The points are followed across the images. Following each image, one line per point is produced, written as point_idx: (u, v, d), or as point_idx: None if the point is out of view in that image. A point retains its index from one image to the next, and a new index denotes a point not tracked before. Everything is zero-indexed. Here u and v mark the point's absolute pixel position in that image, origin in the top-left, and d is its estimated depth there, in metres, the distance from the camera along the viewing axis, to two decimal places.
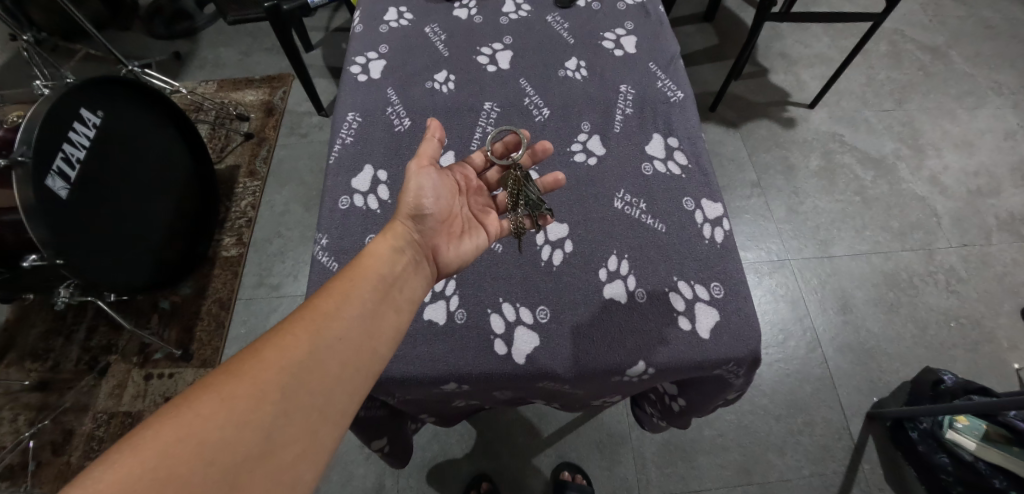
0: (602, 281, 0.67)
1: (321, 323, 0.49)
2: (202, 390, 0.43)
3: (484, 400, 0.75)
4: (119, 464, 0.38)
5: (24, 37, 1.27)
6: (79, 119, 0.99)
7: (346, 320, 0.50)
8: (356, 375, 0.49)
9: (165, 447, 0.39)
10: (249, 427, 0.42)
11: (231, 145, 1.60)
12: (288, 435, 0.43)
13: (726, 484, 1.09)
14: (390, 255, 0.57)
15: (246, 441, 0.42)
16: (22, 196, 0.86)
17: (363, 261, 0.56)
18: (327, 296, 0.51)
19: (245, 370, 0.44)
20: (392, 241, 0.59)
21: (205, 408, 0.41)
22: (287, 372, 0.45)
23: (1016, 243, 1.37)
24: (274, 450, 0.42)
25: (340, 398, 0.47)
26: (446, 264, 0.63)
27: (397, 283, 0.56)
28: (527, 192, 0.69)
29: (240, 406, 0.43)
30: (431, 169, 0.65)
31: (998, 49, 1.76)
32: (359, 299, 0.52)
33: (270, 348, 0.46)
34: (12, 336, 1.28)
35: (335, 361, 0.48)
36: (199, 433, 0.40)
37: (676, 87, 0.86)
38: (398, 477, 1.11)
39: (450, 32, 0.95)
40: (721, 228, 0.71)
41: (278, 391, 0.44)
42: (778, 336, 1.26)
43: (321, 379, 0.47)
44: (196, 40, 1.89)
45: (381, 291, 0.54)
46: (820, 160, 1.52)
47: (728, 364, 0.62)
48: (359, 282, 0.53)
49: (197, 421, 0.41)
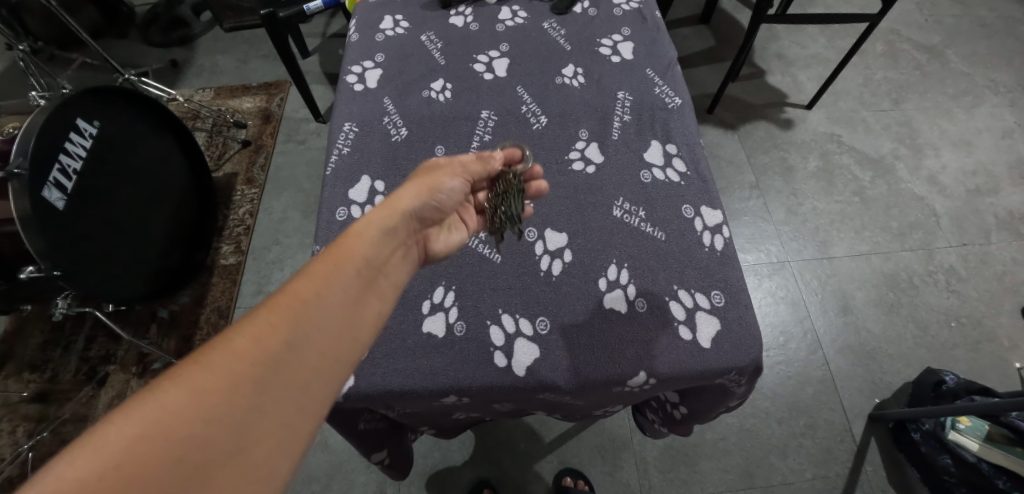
0: (602, 290, 0.67)
1: (299, 310, 0.42)
2: (167, 381, 0.35)
3: (484, 412, 0.74)
4: (68, 464, 0.29)
5: (21, 47, 1.26)
6: (74, 129, 0.98)
7: (326, 307, 0.43)
8: (335, 365, 0.42)
9: (125, 444, 0.31)
10: (221, 422, 0.34)
11: (228, 153, 1.60)
12: (263, 429, 0.36)
13: (730, 488, 1.08)
14: (379, 238, 0.51)
15: (217, 437, 0.34)
16: (20, 208, 0.84)
17: (348, 242, 0.49)
18: (305, 280, 0.44)
19: (213, 360, 0.36)
20: (386, 222, 0.52)
21: (170, 401, 0.33)
22: (262, 363, 0.38)
23: (1016, 242, 1.37)
24: (246, 447, 0.34)
25: (318, 390, 0.40)
26: (434, 250, 0.59)
27: (383, 269, 0.49)
28: (510, 203, 0.64)
29: (210, 399, 0.35)
30: (464, 180, 0.62)
31: (994, 47, 1.76)
32: (342, 285, 0.45)
33: (242, 335, 0.39)
34: (11, 346, 1.28)
35: (313, 351, 0.41)
36: (164, 429, 0.32)
37: (674, 93, 0.86)
38: (399, 486, 1.10)
39: (446, 40, 0.95)
40: (721, 236, 0.71)
41: (251, 384, 0.37)
42: (779, 339, 1.25)
43: (298, 368, 0.39)
44: (193, 47, 1.89)
45: (367, 277, 0.47)
46: (818, 161, 1.52)
47: (730, 373, 0.61)
48: (343, 267, 0.46)
49: (163, 417, 0.33)
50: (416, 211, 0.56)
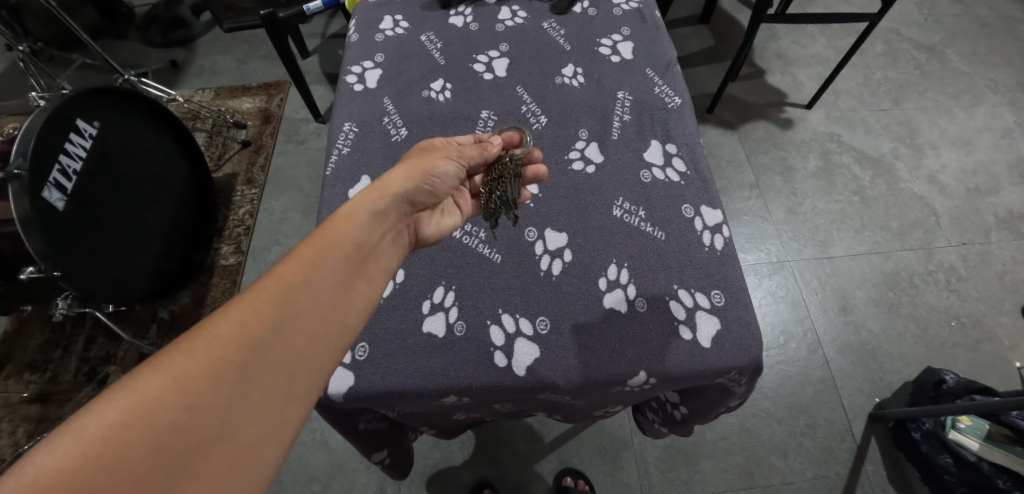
0: (602, 290, 0.67)
1: (285, 295, 0.42)
2: (150, 367, 0.35)
3: (484, 412, 0.74)
4: (51, 452, 0.29)
5: (21, 48, 1.26)
6: (74, 129, 0.98)
7: (313, 292, 0.43)
8: (322, 350, 0.42)
9: (107, 432, 0.31)
10: (205, 408, 0.35)
11: (228, 153, 1.60)
12: (248, 416, 0.36)
13: (730, 487, 1.08)
14: (369, 222, 0.51)
15: (201, 424, 0.34)
16: (20, 209, 0.84)
17: (336, 227, 0.49)
18: (292, 264, 0.44)
19: (197, 346, 0.37)
20: (376, 206, 0.53)
21: (153, 388, 0.34)
22: (248, 348, 0.38)
23: (1016, 241, 1.37)
24: (232, 433, 0.35)
25: (305, 375, 0.40)
26: (425, 235, 0.61)
27: (372, 254, 0.50)
28: (505, 186, 0.66)
29: (194, 386, 0.35)
30: (458, 165, 0.63)
31: (994, 46, 1.76)
32: (329, 270, 0.45)
33: (227, 320, 0.39)
34: (11, 347, 1.28)
35: (300, 336, 0.41)
36: (147, 416, 0.32)
37: (673, 93, 0.86)
38: (399, 486, 1.10)
39: (446, 40, 0.95)
40: (721, 236, 0.71)
41: (235, 370, 0.37)
42: (779, 339, 1.25)
43: (285, 354, 0.40)
44: (193, 48, 1.89)
45: (355, 263, 0.48)
46: (818, 160, 1.52)
47: (730, 373, 0.61)
48: (330, 252, 0.47)
49: (146, 404, 0.33)
50: (407, 194, 0.56)
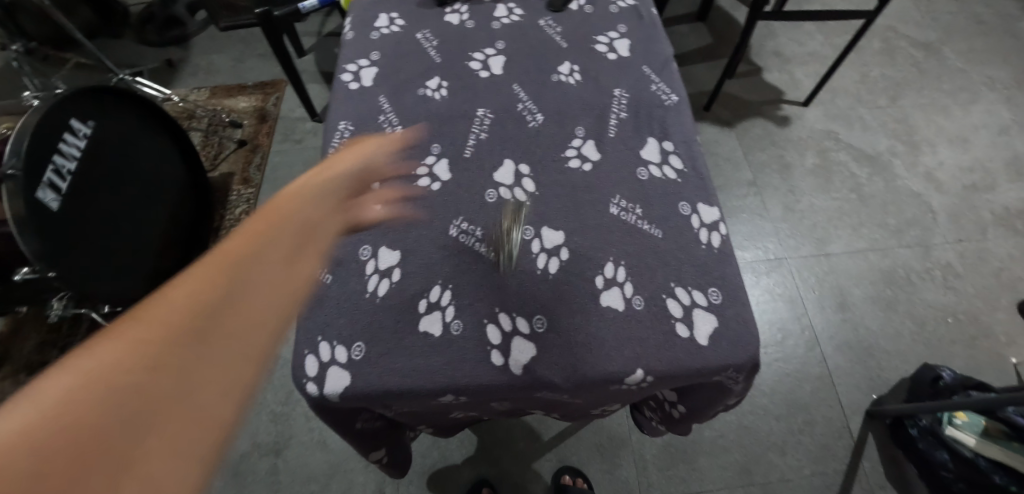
0: (599, 288, 0.66)
1: (237, 264, 0.42)
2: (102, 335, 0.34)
3: (482, 411, 0.74)
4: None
5: (14, 47, 1.25)
6: (68, 129, 0.97)
7: (264, 261, 0.44)
8: (277, 316, 0.43)
9: (63, 392, 0.30)
10: (163, 370, 0.34)
11: (224, 153, 1.59)
12: (208, 377, 0.36)
13: (728, 485, 1.09)
14: (312, 199, 0.53)
15: (161, 385, 0.34)
16: (13, 209, 0.84)
17: (283, 204, 0.50)
18: (240, 237, 0.45)
19: (148, 314, 0.36)
20: (316, 187, 0.55)
21: (106, 355, 0.33)
22: (203, 313, 0.38)
23: (1012, 238, 1.37)
24: (192, 394, 0.35)
25: (260, 338, 0.41)
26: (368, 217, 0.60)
27: (318, 229, 0.51)
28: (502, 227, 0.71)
29: (150, 349, 0.35)
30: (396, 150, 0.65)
31: (991, 43, 1.77)
32: (278, 241, 0.46)
33: (178, 288, 0.39)
34: (6, 348, 1.27)
35: (255, 303, 0.41)
36: (104, 378, 0.32)
37: (670, 91, 0.86)
38: (398, 486, 1.10)
39: (442, 38, 0.94)
40: (717, 233, 0.71)
41: (191, 333, 0.37)
42: (777, 336, 1.25)
43: (240, 317, 0.40)
44: (188, 46, 1.88)
45: (303, 236, 0.49)
46: (815, 158, 1.52)
47: (727, 371, 0.61)
48: (277, 225, 0.47)
49: (101, 367, 0.32)
50: (348, 176, 0.58)
